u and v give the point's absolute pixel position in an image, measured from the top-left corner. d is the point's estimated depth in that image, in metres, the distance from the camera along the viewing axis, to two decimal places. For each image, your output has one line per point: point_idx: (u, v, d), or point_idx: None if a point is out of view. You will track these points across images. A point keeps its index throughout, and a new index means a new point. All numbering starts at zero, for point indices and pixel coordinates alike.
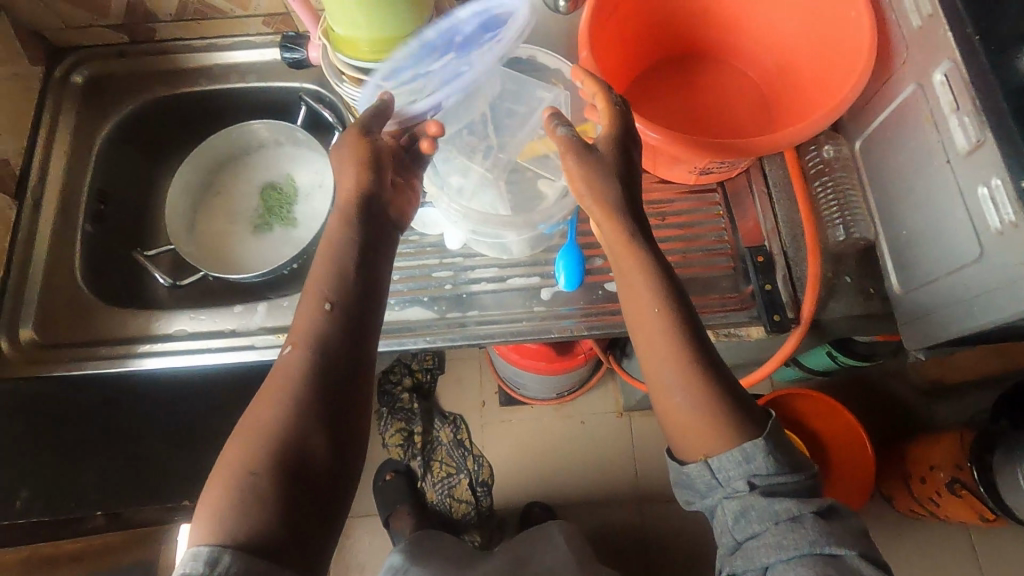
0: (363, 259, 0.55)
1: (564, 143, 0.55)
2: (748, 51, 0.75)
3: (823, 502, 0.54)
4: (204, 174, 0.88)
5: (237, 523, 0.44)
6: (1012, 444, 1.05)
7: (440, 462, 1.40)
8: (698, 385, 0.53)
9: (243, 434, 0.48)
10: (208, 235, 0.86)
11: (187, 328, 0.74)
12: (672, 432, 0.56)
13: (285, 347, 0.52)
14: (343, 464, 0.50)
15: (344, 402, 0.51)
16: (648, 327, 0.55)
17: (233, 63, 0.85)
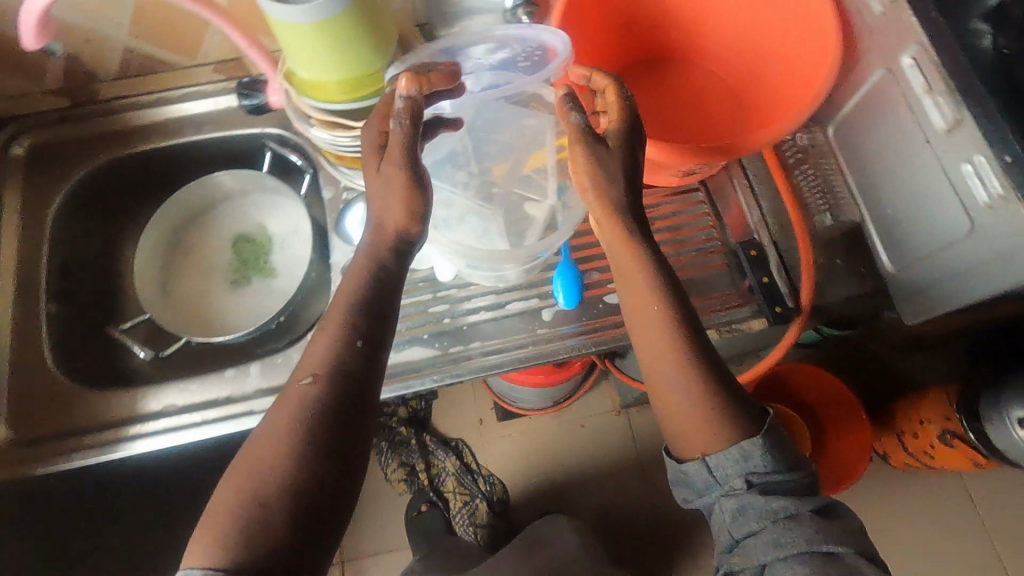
0: (387, 290, 0.52)
1: (576, 131, 0.52)
2: (712, 48, 0.77)
3: (821, 502, 0.55)
4: (172, 234, 0.84)
5: (234, 556, 0.43)
6: (997, 392, 1.12)
7: (453, 492, 1.36)
8: (698, 382, 0.52)
9: (252, 459, 0.46)
10: (183, 298, 0.82)
11: (177, 402, 0.70)
12: (670, 430, 0.55)
13: (302, 378, 0.48)
14: (346, 498, 0.47)
15: (359, 440, 0.48)
16: (646, 322, 0.53)
17: (186, 114, 0.81)
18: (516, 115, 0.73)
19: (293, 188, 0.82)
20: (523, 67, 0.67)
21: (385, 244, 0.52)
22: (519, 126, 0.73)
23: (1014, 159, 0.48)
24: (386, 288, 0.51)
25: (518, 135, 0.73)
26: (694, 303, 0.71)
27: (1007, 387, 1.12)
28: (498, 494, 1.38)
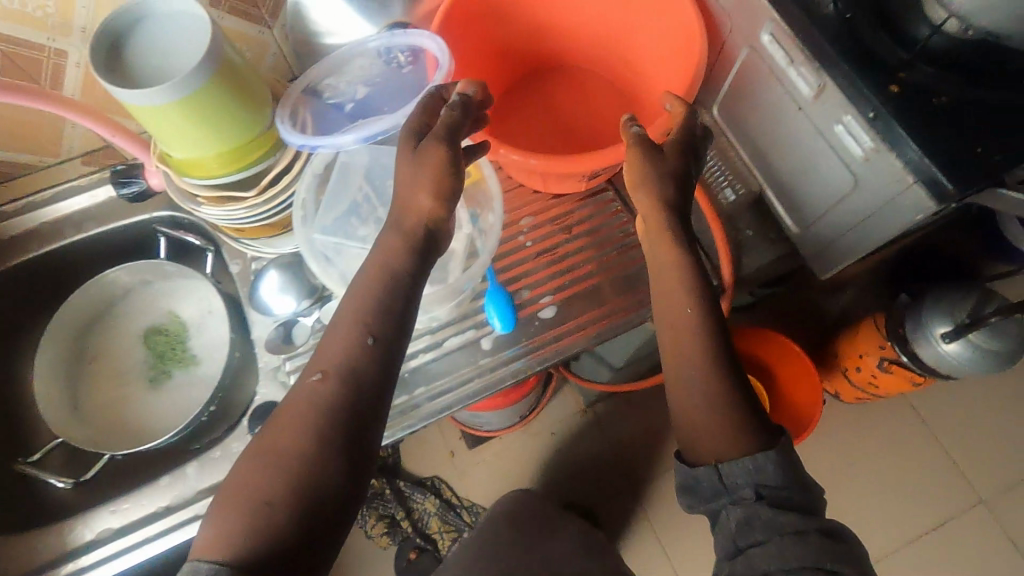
0: (403, 288, 0.53)
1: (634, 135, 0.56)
2: (595, 54, 0.78)
3: (830, 522, 0.55)
4: (74, 344, 0.77)
5: (241, 538, 0.44)
6: (918, 313, 1.22)
7: (439, 532, 1.33)
8: (722, 386, 0.56)
9: (266, 444, 0.49)
10: (100, 409, 0.76)
11: (114, 525, 0.65)
12: (688, 433, 0.59)
13: (313, 374, 0.50)
14: (354, 487, 0.49)
15: (367, 435, 0.50)
16: (681, 320, 0.58)
17: (63, 214, 0.75)
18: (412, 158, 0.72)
19: (196, 269, 0.77)
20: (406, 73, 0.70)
21: (397, 249, 0.52)
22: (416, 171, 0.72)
23: (875, 113, 0.51)
24: (396, 290, 0.52)
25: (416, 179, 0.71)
26: (623, 301, 0.72)
27: (926, 305, 1.21)
28: None
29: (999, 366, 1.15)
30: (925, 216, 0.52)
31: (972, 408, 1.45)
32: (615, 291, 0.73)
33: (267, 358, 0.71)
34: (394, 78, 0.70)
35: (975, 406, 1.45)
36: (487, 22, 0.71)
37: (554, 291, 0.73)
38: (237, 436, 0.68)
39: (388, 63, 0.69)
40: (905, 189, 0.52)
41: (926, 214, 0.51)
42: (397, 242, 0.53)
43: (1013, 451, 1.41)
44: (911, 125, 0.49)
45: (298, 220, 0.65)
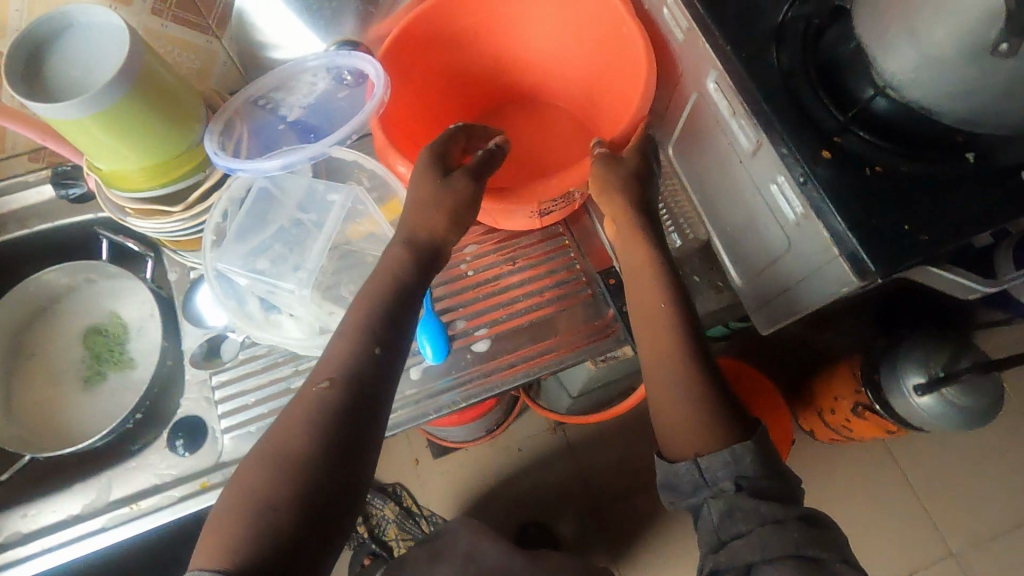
0: (405, 300, 0.54)
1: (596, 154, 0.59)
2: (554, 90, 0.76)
3: (806, 509, 0.54)
4: (11, 339, 0.77)
5: (247, 541, 0.43)
6: (894, 360, 1.18)
7: (395, 540, 1.33)
8: (696, 379, 0.56)
9: (270, 449, 0.47)
10: (31, 406, 0.75)
11: (23, 529, 0.64)
12: (666, 430, 0.58)
13: (318, 381, 0.50)
14: (356, 494, 0.48)
15: (370, 442, 0.49)
16: (654, 317, 0.58)
17: (8, 210, 0.75)
18: (328, 190, 0.70)
19: (137, 274, 0.78)
20: (345, 93, 0.67)
21: (404, 262, 0.55)
22: (326, 205, 0.69)
23: (805, 178, 0.49)
24: (398, 298, 0.54)
25: (324, 215, 0.69)
26: (558, 340, 0.71)
27: (901, 354, 1.18)
28: None
29: (972, 423, 1.11)
30: (850, 289, 0.49)
31: (951, 457, 1.40)
32: (550, 331, 0.71)
33: (194, 371, 0.70)
34: (334, 94, 0.68)
35: (956, 457, 1.40)
36: (445, 52, 0.71)
37: (489, 324, 0.72)
38: (156, 448, 0.67)
39: (338, 83, 0.67)
40: (831, 261, 0.49)
41: (851, 287, 0.49)
42: (399, 255, 0.55)
43: (991, 507, 1.36)
44: (836, 195, 0.47)
45: (210, 246, 0.65)
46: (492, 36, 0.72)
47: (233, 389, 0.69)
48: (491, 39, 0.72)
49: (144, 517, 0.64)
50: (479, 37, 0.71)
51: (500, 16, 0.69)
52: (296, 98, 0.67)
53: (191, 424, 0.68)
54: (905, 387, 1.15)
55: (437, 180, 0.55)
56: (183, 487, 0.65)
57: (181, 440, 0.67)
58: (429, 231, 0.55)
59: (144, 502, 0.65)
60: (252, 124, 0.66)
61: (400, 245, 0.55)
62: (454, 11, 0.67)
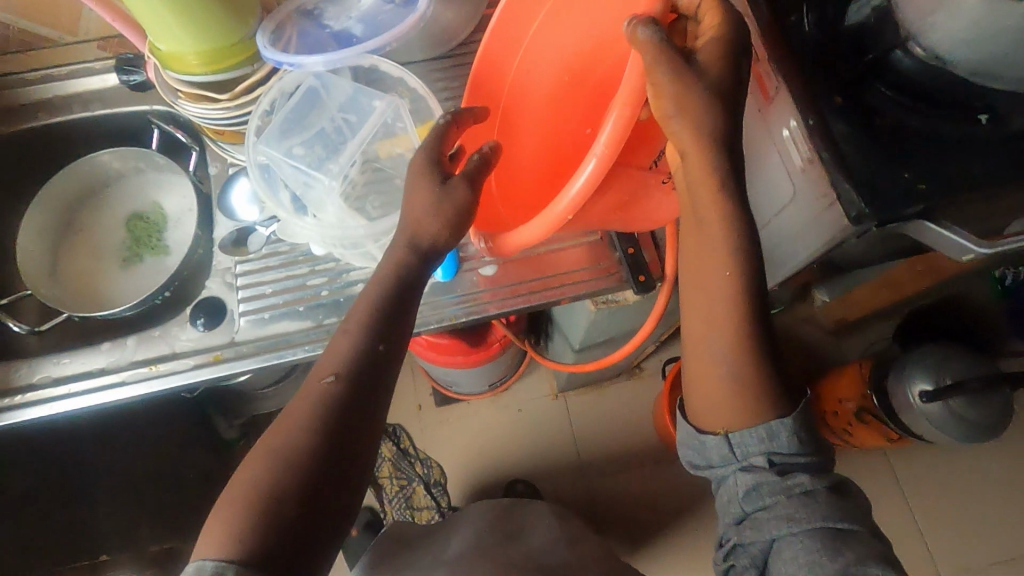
0: (408, 298, 0.57)
1: (657, 50, 0.46)
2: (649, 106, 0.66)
3: (835, 480, 0.55)
4: (62, 213, 0.84)
5: (249, 534, 0.47)
6: (902, 366, 1.18)
7: (390, 478, 1.49)
8: (744, 354, 0.52)
9: (274, 443, 0.51)
10: (75, 274, 0.82)
11: (53, 374, 0.70)
12: (699, 401, 0.56)
13: (324, 377, 0.54)
14: (354, 483, 0.52)
15: (367, 434, 0.54)
16: (707, 287, 0.52)
17: (74, 92, 0.81)
18: (369, 96, 0.71)
19: (182, 167, 0.83)
20: (390, 10, 0.72)
21: (409, 254, 0.57)
22: (369, 110, 0.71)
23: (815, 120, 0.50)
24: (400, 294, 0.57)
25: (363, 120, 0.71)
26: (559, 274, 0.74)
27: (911, 361, 1.17)
28: (435, 477, 1.50)
29: (974, 434, 1.10)
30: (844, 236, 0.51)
31: (955, 478, 1.38)
32: (555, 264, 0.74)
33: (221, 258, 0.75)
34: (379, 12, 0.72)
35: (961, 486, 1.37)
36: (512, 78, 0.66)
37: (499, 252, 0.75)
38: (179, 322, 0.73)
39: None
40: (829, 206, 0.51)
41: (844, 234, 0.50)
42: (399, 248, 0.57)
43: (992, 539, 1.32)
44: (840, 140, 0.49)
45: (252, 132, 0.67)
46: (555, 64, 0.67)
47: (255, 277, 0.74)
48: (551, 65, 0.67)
49: (161, 378, 0.70)
50: (529, 76, 0.67)
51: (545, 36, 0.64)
52: (344, 12, 0.73)
53: (211, 305, 0.73)
54: (912, 392, 1.14)
55: (437, 185, 0.55)
56: (197, 356, 0.71)
57: (202, 318, 0.72)
58: (430, 236, 0.57)
59: (163, 365, 0.71)
60: (298, 26, 0.70)
61: (404, 244, 0.57)
62: (489, 50, 0.63)
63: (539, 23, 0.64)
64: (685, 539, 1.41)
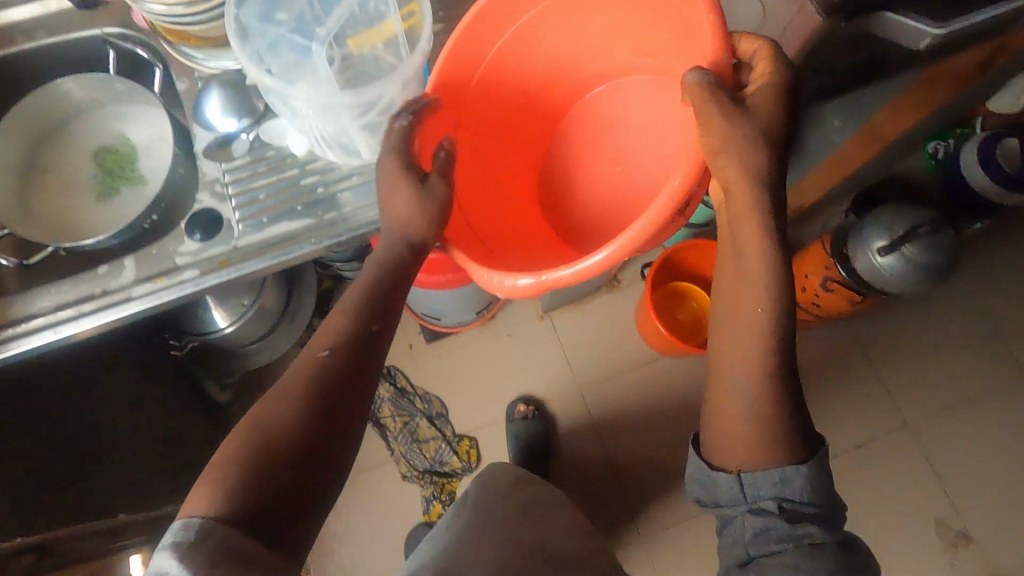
0: (392, 290, 0.67)
1: (710, 91, 0.60)
2: (592, 135, 0.95)
3: (843, 536, 0.63)
4: (24, 152, 0.81)
5: (240, 491, 0.52)
6: (861, 227, 1.27)
7: (392, 417, 1.54)
8: (763, 384, 0.63)
9: (268, 409, 0.58)
10: (50, 213, 0.80)
11: (50, 302, 0.70)
12: (718, 434, 0.67)
13: (320, 350, 0.62)
14: (341, 457, 0.59)
15: (351, 408, 0.61)
16: (743, 316, 0.64)
17: (16, 22, 0.77)
18: None
19: (144, 89, 0.80)
20: None
21: (395, 242, 0.67)
22: None
23: None
24: (388, 280, 0.67)
25: None
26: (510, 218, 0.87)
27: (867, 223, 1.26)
28: (436, 409, 1.55)
29: (928, 277, 1.21)
30: None
31: (913, 334, 1.50)
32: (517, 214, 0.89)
33: (208, 170, 0.74)
34: None
35: (919, 343, 1.50)
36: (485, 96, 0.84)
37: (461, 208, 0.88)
38: (175, 237, 0.72)
39: None
40: None
41: None
42: (393, 239, 0.67)
43: (950, 384, 1.46)
44: None
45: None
46: (519, 63, 0.83)
47: (246, 183, 0.74)
48: (512, 80, 0.85)
49: (169, 291, 0.70)
50: (495, 89, 0.85)
51: (489, 70, 0.81)
52: None
53: (206, 218, 0.72)
54: (871, 252, 1.23)
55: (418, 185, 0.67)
56: (202, 266, 0.71)
57: (199, 230, 0.71)
58: (418, 227, 0.67)
59: (168, 279, 0.70)
60: None
61: (392, 235, 0.67)
62: (457, 54, 0.74)
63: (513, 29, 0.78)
64: (677, 429, 1.50)
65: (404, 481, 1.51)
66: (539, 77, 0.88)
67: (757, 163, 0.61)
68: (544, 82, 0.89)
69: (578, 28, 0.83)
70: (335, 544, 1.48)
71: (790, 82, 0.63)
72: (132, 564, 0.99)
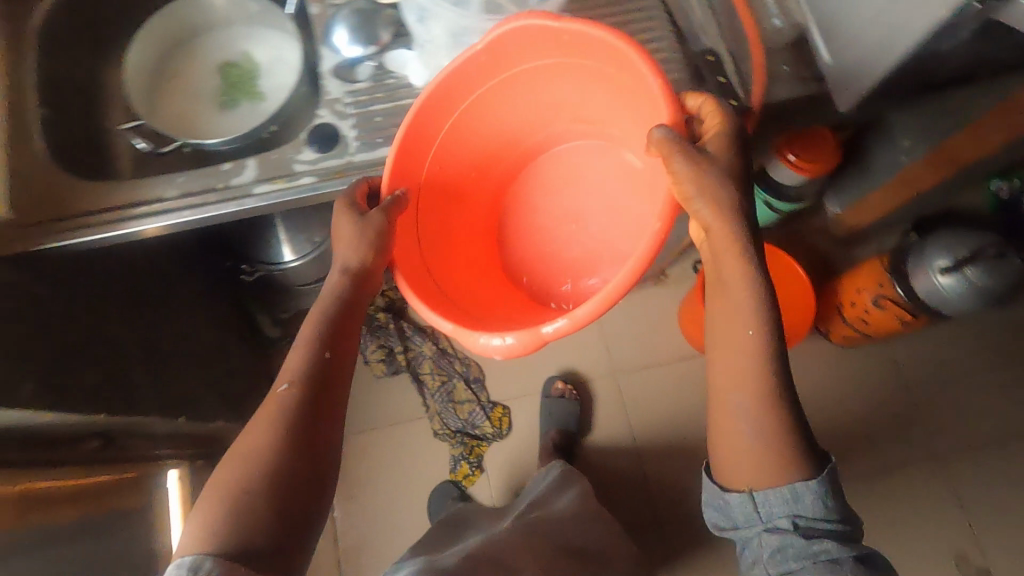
0: (345, 313, 0.71)
1: (670, 144, 0.62)
2: (535, 199, 0.93)
3: (863, 549, 0.64)
4: (159, 56, 0.87)
5: (228, 524, 0.58)
6: (922, 247, 1.28)
7: (430, 373, 1.56)
8: (762, 416, 0.64)
9: (241, 446, 0.64)
10: (171, 113, 0.86)
11: (176, 190, 0.75)
12: (721, 460, 0.67)
13: (280, 385, 0.67)
14: (321, 475, 0.64)
15: (322, 429, 0.66)
16: (735, 367, 0.65)
17: None
18: None
19: (275, 10, 0.86)
20: None
21: (345, 280, 0.71)
22: None
23: None
24: (339, 309, 0.70)
25: None
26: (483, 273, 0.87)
27: (929, 243, 1.27)
28: (474, 373, 1.58)
29: (988, 300, 1.21)
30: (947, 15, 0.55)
31: (957, 367, 1.50)
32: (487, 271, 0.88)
33: (331, 88, 0.79)
34: None
35: (963, 378, 1.49)
36: (443, 165, 0.82)
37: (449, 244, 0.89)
38: (294, 145, 0.76)
39: None
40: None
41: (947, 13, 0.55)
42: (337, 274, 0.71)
43: (989, 423, 1.45)
44: None
45: None
46: (471, 133, 0.82)
47: (366, 106, 0.78)
48: (466, 149, 0.83)
49: (287, 192, 0.75)
50: (453, 156, 0.83)
51: (451, 128, 0.79)
52: None
53: (324, 132, 0.76)
54: (933, 273, 1.25)
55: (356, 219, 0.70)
56: (320, 175, 0.75)
57: (317, 143, 0.76)
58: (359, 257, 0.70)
59: (288, 180, 0.75)
60: None
61: (340, 273, 0.71)
62: (414, 126, 0.73)
63: (466, 101, 0.77)
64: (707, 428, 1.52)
65: (436, 437, 1.55)
66: (493, 141, 0.86)
67: (731, 205, 0.63)
68: (492, 149, 0.87)
69: (530, 98, 0.82)
70: (357, 491, 1.52)
71: (740, 128, 0.67)
72: (170, 477, 1.20)
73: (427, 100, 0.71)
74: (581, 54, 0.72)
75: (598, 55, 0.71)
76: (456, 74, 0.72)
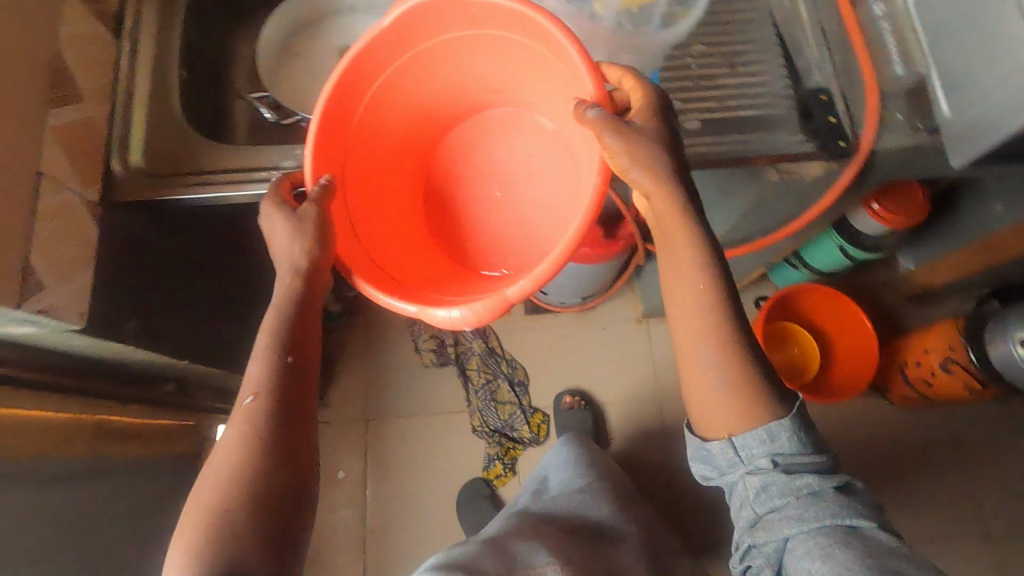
0: (304, 312, 0.67)
1: (601, 123, 0.60)
2: (473, 185, 0.88)
3: (841, 479, 0.64)
4: (287, 36, 0.93)
5: (208, 549, 0.56)
6: (1003, 317, 1.18)
7: (476, 370, 1.60)
8: (730, 363, 0.63)
9: (211, 468, 0.61)
10: (292, 89, 0.92)
11: (293, 161, 0.79)
12: (700, 415, 0.66)
13: (244, 398, 0.63)
14: (301, 485, 0.62)
15: (299, 433, 0.64)
16: (698, 335, 0.63)
17: None
18: None
19: None
20: None
21: (296, 281, 0.66)
22: None
23: None
24: (295, 308, 0.66)
25: None
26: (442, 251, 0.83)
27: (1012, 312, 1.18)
28: (519, 377, 1.60)
29: None
30: None
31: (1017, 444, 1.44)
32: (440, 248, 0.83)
33: None
34: None
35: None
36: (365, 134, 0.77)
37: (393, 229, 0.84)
38: None
39: None
40: None
41: None
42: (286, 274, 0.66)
43: None
44: None
45: None
46: (393, 102, 0.78)
47: None
48: (388, 120, 0.79)
49: None
50: (376, 125, 0.78)
51: (376, 97, 0.75)
52: None
53: None
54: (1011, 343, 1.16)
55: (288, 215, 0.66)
56: None
57: None
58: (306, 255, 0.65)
59: None
60: None
61: (289, 274, 0.66)
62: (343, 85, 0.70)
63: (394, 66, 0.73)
64: None
65: (474, 434, 1.56)
66: (415, 112, 0.82)
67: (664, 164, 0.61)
68: (411, 123, 0.83)
69: (449, 69, 0.77)
70: (392, 475, 1.55)
71: (661, 93, 0.65)
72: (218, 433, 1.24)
73: (349, 63, 0.68)
74: (494, 22, 0.69)
75: (506, 23, 0.68)
76: (367, 49, 0.68)
